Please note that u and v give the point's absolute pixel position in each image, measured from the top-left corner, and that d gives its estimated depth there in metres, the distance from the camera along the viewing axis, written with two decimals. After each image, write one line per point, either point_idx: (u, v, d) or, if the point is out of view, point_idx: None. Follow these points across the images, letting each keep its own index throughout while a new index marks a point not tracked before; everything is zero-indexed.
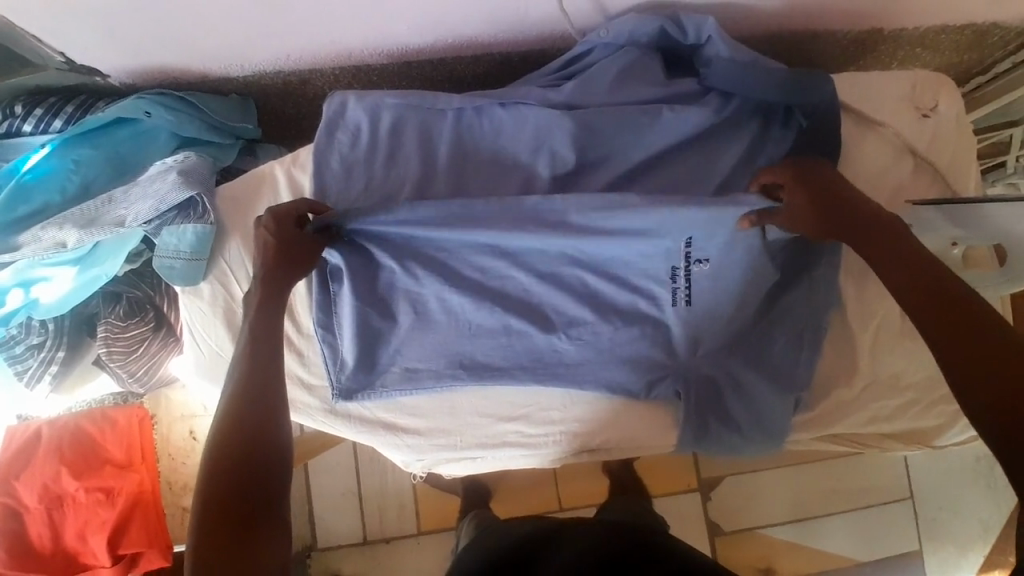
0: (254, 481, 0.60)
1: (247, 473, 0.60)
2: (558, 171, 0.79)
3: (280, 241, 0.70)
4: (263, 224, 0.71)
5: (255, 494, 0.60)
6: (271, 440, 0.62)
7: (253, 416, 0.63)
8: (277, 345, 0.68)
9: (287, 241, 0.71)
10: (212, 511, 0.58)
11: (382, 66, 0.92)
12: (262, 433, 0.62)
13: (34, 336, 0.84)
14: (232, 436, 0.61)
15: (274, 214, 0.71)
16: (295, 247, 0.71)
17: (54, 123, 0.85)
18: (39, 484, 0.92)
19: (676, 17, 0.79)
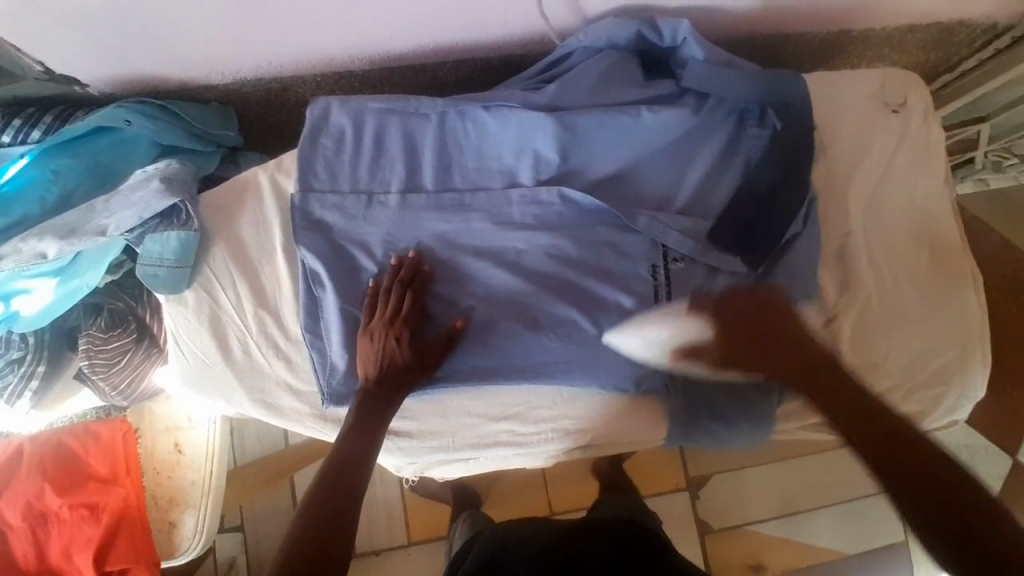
0: (334, 526, 0.66)
1: (330, 512, 0.67)
2: (542, 171, 0.81)
3: (394, 311, 0.76)
4: (394, 285, 0.77)
5: (332, 536, 0.65)
6: (356, 494, 0.69)
7: (341, 473, 0.70)
8: (373, 415, 0.74)
9: (396, 311, 0.76)
10: (295, 546, 0.63)
11: (363, 72, 0.92)
12: (350, 478, 0.70)
13: (15, 351, 0.85)
14: (325, 486, 0.68)
15: (409, 289, 0.77)
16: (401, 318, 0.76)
17: (32, 134, 0.85)
18: (21, 503, 0.85)
19: (652, 21, 0.81)
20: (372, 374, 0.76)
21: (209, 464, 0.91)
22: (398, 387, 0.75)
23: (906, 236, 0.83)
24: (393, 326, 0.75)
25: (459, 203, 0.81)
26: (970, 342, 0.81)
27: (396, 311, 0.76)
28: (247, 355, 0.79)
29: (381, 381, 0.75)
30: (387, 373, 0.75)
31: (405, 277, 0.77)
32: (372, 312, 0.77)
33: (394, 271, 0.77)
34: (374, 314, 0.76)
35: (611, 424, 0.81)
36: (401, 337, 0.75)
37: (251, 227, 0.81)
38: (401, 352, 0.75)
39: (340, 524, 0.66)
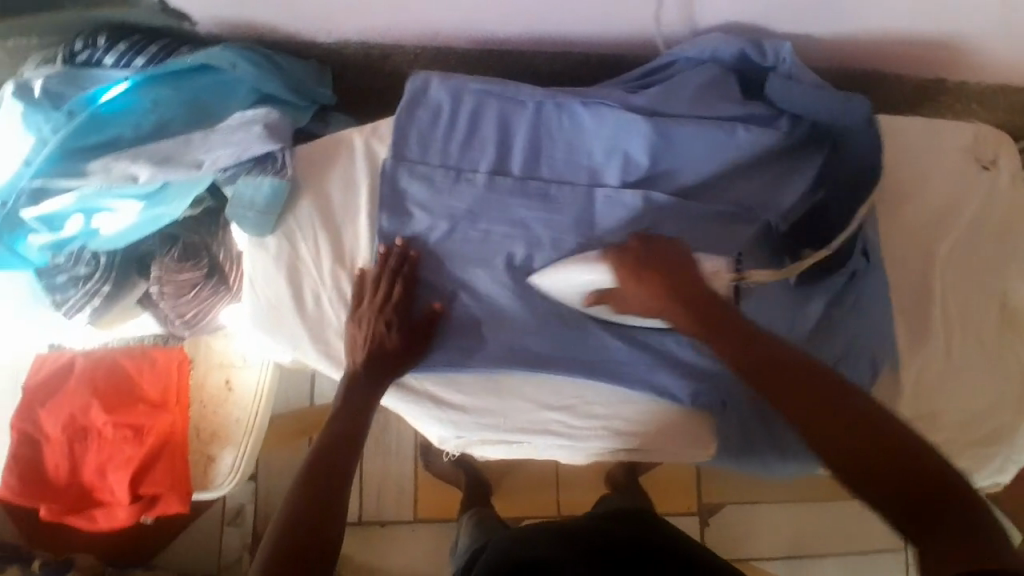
0: (320, 524, 0.69)
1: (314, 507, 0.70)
2: (629, 175, 0.82)
3: (381, 299, 0.78)
4: (381, 272, 0.79)
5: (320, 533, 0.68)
6: (336, 494, 0.72)
7: (328, 476, 0.73)
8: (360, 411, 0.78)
9: (381, 300, 0.78)
10: (280, 543, 0.66)
11: (464, 51, 0.92)
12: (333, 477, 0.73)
13: (83, 267, 0.87)
14: (310, 487, 0.71)
15: (398, 278, 0.79)
16: (389, 307, 0.78)
17: (136, 61, 0.87)
18: (65, 414, 0.89)
19: (757, 40, 0.80)
20: (360, 360, 0.79)
21: (256, 404, 0.93)
22: (390, 370, 0.79)
23: (978, 294, 0.83)
24: (387, 311, 0.78)
25: (543, 192, 0.82)
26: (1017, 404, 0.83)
27: (383, 299, 0.78)
28: (318, 306, 0.81)
29: (369, 366, 0.79)
30: (377, 359, 0.78)
31: (397, 267, 0.79)
32: (360, 300, 0.79)
33: (381, 259, 0.79)
34: (363, 301, 0.79)
35: (655, 429, 0.82)
36: (391, 323, 0.78)
37: (340, 185, 0.83)
38: (390, 337, 0.78)
39: (325, 526, 0.69)
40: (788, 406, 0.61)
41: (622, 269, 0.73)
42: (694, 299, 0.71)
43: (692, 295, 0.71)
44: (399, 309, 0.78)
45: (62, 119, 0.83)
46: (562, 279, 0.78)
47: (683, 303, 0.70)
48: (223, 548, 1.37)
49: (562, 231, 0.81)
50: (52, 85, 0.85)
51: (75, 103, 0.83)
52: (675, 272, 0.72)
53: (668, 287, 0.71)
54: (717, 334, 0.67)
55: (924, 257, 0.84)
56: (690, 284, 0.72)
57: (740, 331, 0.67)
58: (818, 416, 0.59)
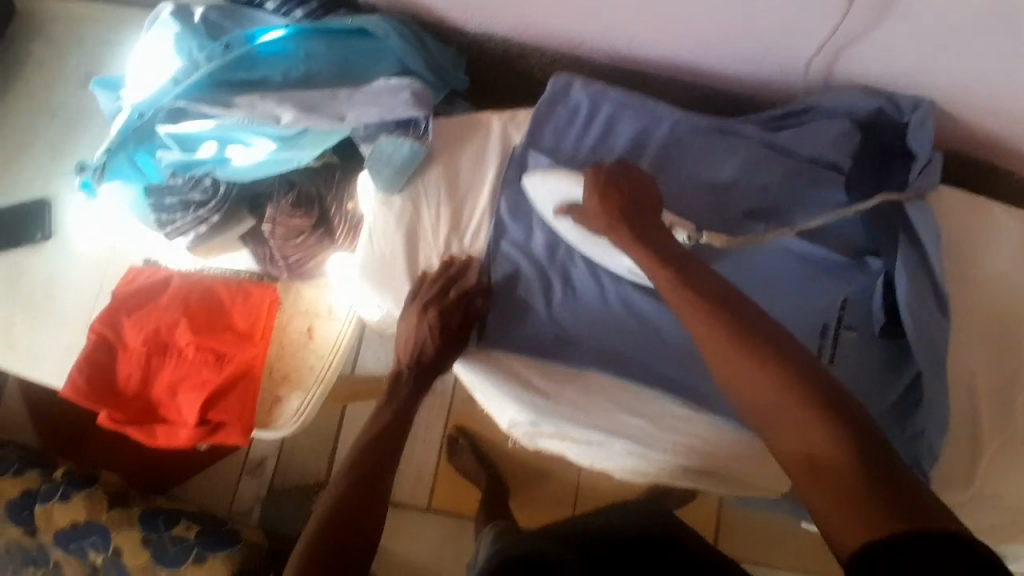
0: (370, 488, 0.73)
1: (368, 469, 0.74)
2: (750, 205, 0.83)
3: (429, 301, 0.82)
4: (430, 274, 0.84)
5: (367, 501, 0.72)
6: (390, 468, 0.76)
7: (376, 454, 0.76)
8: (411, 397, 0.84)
9: (431, 301, 0.83)
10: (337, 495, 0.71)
11: (599, 64, 0.96)
12: (387, 451, 0.77)
13: (200, 193, 0.92)
14: (359, 463, 0.75)
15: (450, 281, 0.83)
16: (437, 307, 0.82)
17: (295, 12, 0.93)
18: (152, 326, 0.93)
19: (895, 98, 0.81)
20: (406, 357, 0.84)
21: (333, 355, 0.95)
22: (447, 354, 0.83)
23: None
24: (439, 313, 0.82)
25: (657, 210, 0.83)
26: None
27: (433, 301, 0.83)
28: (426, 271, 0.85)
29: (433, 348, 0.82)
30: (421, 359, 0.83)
31: (451, 270, 0.84)
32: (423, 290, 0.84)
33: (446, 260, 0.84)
34: (414, 298, 0.84)
35: (732, 456, 0.81)
36: (435, 325, 0.82)
37: (469, 162, 0.88)
38: (431, 341, 0.82)
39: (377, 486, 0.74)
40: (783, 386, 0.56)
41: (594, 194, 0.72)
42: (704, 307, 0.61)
43: (653, 242, 0.68)
44: (446, 314, 0.82)
45: (218, 49, 0.89)
46: (555, 188, 0.79)
47: (691, 290, 0.62)
48: (238, 496, 1.39)
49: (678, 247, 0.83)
50: (212, 15, 0.94)
51: (234, 38, 0.89)
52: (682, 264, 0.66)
53: (623, 208, 0.70)
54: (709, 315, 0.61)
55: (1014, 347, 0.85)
56: (718, 286, 0.63)
57: (735, 309, 0.60)
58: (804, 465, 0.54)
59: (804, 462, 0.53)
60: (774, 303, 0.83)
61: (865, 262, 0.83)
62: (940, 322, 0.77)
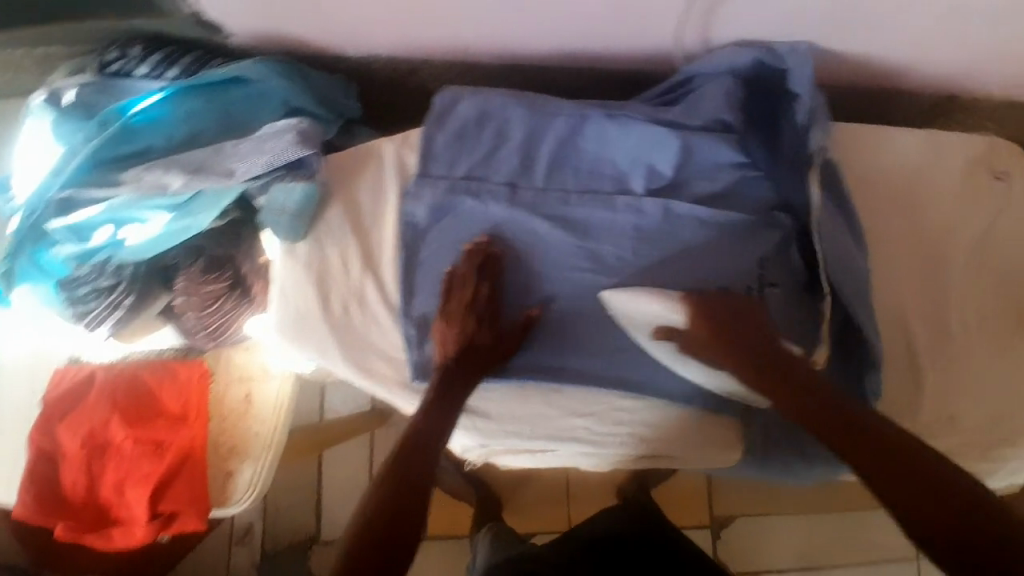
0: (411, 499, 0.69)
1: (403, 483, 0.70)
2: (653, 184, 0.83)
3: (449, 315, 0.78)
4: (459, 271, 0.80)
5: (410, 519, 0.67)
6: (427, 475, 0.72)
7: (409, 457, 0.72)
8: (453, 400, 0.76)
9: (454, 313, 0.78)
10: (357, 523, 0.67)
11: (489, 66, 0.93)
12: (425, 448, 0.73)
13: (106, 278, 0.86)
14: (394, 470, 0.71)
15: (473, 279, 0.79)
16: (466, 316, 0.78)
17: (169, 72, 0.86)
18: (83, 429, 0.87)
19: (771, 46, 0.80)
20: (450, 355, 0.78)
21: (275, 417, 0.91)
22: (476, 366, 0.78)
23: (992, 303, 0.84)
24: (461, 320, 0.78)
25: (564, 202, 0.83)
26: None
27: (451, 316, 0.78)
28: (347, 314, 0.81)
29: (461, 361, 0.77)
30: (467, 352, 0.78)
31: (475, 263, 0.79)
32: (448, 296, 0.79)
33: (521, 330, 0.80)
34: (449, 297, 0.79)
35: (679, 436, 0.82)
36: (480, 321, 0.78)
37: (369, 194, 0.85)
38: (449, 340, 0.78)
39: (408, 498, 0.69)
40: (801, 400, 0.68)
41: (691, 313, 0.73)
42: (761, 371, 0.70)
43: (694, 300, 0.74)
44: (476, 328, 0.78)
45: (94, 127, 0.83)
46: (625, 302, 0.77)
47: (739, 347, 0.71)
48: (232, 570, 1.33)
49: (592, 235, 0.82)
50: (85, 94, 0.86)
51: (108, 112, 0.83)
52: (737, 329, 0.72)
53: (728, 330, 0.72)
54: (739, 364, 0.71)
55: (936, 265, 0.85)
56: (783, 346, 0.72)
57: (769, 347, 0.71)
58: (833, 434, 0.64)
59: (847, 439, 0.63)
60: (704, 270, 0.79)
61: (774, 217, 0.80)
62: (856, 252, 0.79)
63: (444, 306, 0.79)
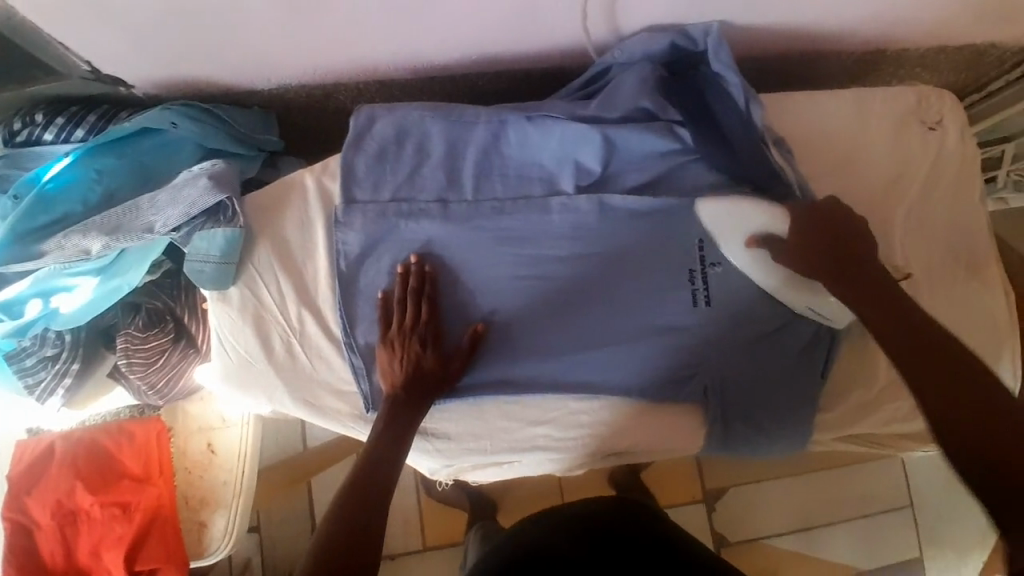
0: (367, 516, 0.67)
1: (364, 497, 0.69)
2: (582, 182, 0.82)
3: (400, 330, 0.78)
4: (410, 282, 0.79)
5: (361, 529, 0.66)
6: (386, 493, 0.70)
7: (366, 473, 0.71)
8: (406, 416, 0.76)
9: (406, 331, 0.78)
10: (323, 544, 0.65)
11: (405, 80, 0.91)
12: (384, 468, 0.72)
13: (50, 348, 0.85)
14: (355, 486, 0.70)
15: (422, 297, 0.79)
16: (411, 336, 0.78)
17: (76, 133, 0.85)
18: (52, 500, 0.86)
19: (683, 28, 0.80)
20: (397, 383, 0.77)
21: (241, 463, 0.91)
22: (426, 389, 0.78)
23: (936, 255, 0.84)
24: (402, 340, 0.78)
25: (497, 211, 0.82)
26: (994, 347, 0.82)
27: (403, 333, 0.78)
28: (290, 354, 0.81)
29: (408, 388, 0.77)
30: (415, 377, 0.77)
31: (421, 282, 0.79)
32: (389, 324, 0.79)
33: (466, 350, 0.79)
34: (391, 326, 0.78)
35: (638, 432, 0.82)
36: (425, 342, 0.78)
37: (296, 229, 0.83)
38: (398, 369, 0.78)
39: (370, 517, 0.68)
40: (885, 330, 0.67)
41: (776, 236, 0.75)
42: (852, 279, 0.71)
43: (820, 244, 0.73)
44: (411, 344, 0.77)
45: (8, 204, 0.83)
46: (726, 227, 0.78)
47: (855, 285, 0.71)
48: None
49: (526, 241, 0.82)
50: None
51: (19, 185, 0.83)
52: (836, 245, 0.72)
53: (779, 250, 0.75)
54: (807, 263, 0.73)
55: (885, 226, 0.83)
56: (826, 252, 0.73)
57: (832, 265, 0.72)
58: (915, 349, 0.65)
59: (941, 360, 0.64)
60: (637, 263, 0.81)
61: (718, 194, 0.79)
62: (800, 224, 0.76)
63: (391, 325, 0.79)
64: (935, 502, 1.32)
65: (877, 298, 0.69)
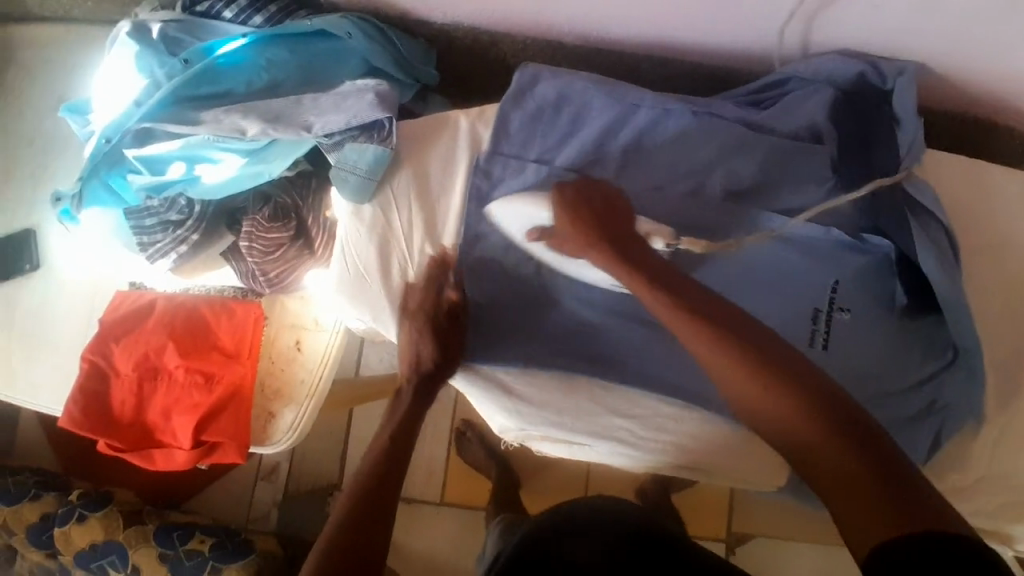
0: (384, 497, 0.69)
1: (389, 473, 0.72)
2: (731, 187, 0.81)
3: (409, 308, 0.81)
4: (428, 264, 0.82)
5: (375, 508, 0.68)
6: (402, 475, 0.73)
7: (393, 455, 0.74)
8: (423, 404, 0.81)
9: (414, 310, 0.81)
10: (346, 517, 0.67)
11: (573, 47, 0.92)
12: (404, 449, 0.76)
13: (174, 214, 0.89)
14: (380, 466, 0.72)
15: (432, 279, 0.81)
16: (417, 316, 0.80)
17: (253, 18, 0.90)
18: (139, 352, 0.91)
19: (876, 62, 0.77)
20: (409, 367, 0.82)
21: (321, 368, 0.94)
22: (442, 370, 0.81)
23: None
24: (415, 317, 0.80)
25: (635, 196, 0.81)
26: None
27: (415, 310, 0.80)
28: (403, 280, 0.83)
29: (423, 371, 0.82)
30: (426, 361, 0.81)
31: (439, 264, 0.81)
32: (405, 303, 0.82)
33: (449, 319, 0.80)
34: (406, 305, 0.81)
35: (717, 449, 0.82)
36: (434, 322, 0.80)
37: (438, 165, 0.85)
38: (411, 348, 0.81)
39: (389, 501, 0.69)
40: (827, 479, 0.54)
41: (667, 301, 0.65)
42: (794, 388, 0.56)
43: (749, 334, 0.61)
44: (421, 328, 0.80)
45: (178, 66, 0.87)
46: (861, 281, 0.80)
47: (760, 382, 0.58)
48: (255, 503, 1.39)
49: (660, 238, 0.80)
50: (171, 31, 0.90)
51: (194, 52, 0.87)
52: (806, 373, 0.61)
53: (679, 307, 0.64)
54: (774, 387, 0.57)
55: (1022, 317, 0.80)
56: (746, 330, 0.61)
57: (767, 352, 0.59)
58: (830, 483, 0.54)
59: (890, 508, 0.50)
60: (771, 287, 0.82)
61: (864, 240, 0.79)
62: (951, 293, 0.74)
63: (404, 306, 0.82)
64: None
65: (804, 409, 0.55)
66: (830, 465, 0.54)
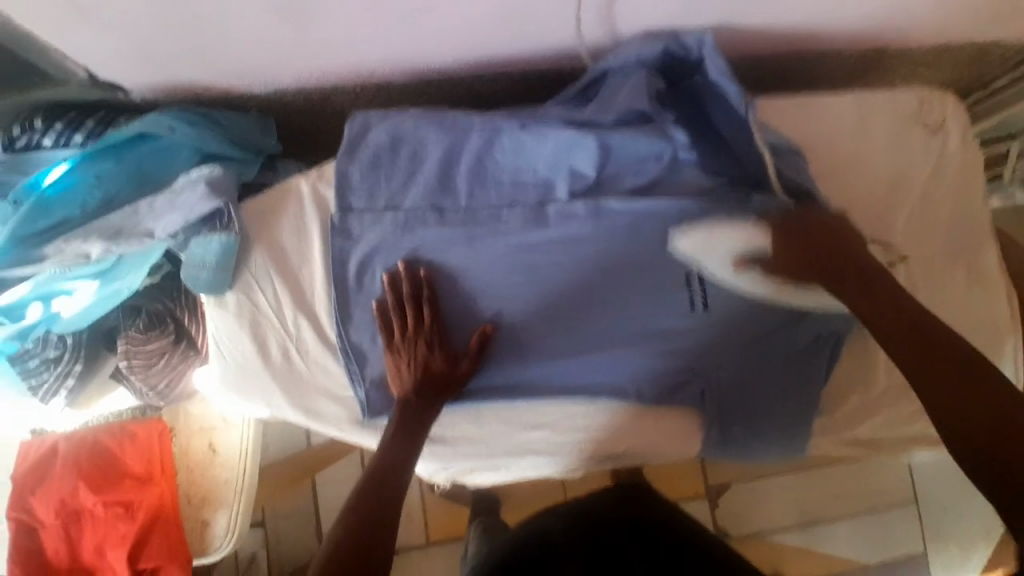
0: (379, 520, 0.68)
1: (372, 505, 0.69)
2: (576, 187, 0.81)
3: (404, 325, 0.79)
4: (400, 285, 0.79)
5: (370, 527, 0.67)
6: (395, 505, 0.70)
7: (377, 488, 0.71)
8: (417, 424, 0.77)
9: (413, 323, 0.78)
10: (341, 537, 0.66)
11: (402, 84, 0.91)
12: (392, 478, 0.72)
13: (51, 350, 0.86)
14: (369, 490, 0.70)
15: (421, 302, 0.79)
16: (421, 331, 0.78)
17: (75, 138, 0.83)
18: (55, 499, 0.86)
19: (676, 34, 0.79)
20: (408, 388, 0.78)
21: (242, 464, 0.93)
22: (438, 389, 0.78)
23: (938, 260, 0.83)
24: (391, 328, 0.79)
25: (493, 219, 0.81)
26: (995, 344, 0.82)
27: (411, 325, 0.78)
28: (287, 360, 0.82)
29: (419, 388, 0.78)
30: (423, 383, 0.78)
31: (415, 293, 0.79)
32: (390, 332, 0.79)
33: (476, 351, 0.79)
34: (394, 333, 0.79)
35: (633, 434, 0.82)
36: (432, 343, 0.78)
37: (292, 235, 0.84)
38: (402, 365, 0.78)
39: (385, 521, 0.68)
40: (920, 360, 0.64)
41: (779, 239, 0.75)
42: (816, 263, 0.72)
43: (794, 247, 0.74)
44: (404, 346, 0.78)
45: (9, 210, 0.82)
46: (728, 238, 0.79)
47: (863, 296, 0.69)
48: None
49: (525, 250, 0.81)
50: None
51: (19, 191, 0.81)
52: (833, 241, 0.72)
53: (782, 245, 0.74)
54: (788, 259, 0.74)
55: (882, 232, 0.83)
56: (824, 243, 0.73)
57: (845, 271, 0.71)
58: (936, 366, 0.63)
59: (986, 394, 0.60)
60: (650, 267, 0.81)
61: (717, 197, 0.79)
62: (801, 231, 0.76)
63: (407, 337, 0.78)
64: (941, 499, 1.32)
65: (909, 325, 0.66)
66: (900, 342, 0.65)
